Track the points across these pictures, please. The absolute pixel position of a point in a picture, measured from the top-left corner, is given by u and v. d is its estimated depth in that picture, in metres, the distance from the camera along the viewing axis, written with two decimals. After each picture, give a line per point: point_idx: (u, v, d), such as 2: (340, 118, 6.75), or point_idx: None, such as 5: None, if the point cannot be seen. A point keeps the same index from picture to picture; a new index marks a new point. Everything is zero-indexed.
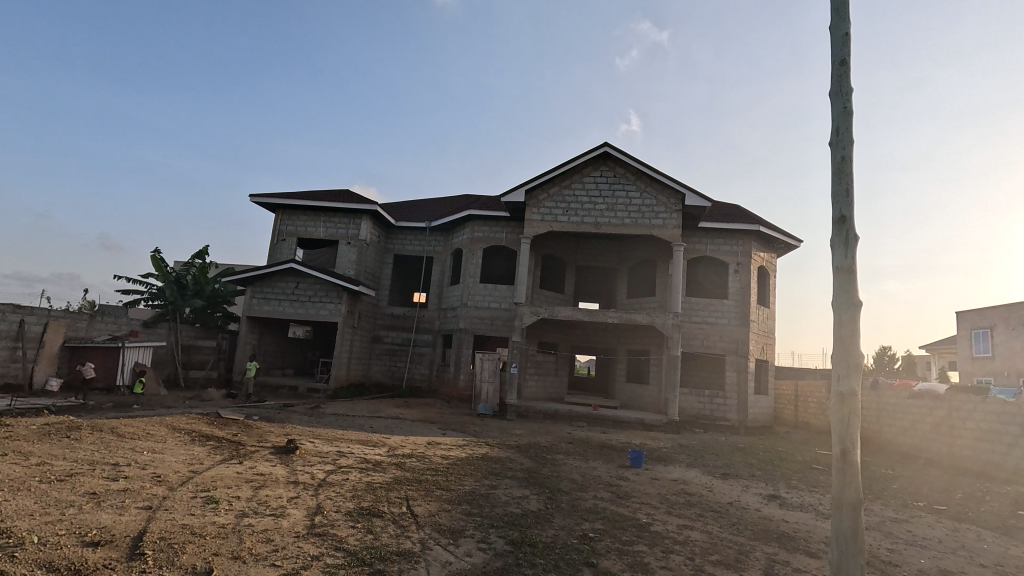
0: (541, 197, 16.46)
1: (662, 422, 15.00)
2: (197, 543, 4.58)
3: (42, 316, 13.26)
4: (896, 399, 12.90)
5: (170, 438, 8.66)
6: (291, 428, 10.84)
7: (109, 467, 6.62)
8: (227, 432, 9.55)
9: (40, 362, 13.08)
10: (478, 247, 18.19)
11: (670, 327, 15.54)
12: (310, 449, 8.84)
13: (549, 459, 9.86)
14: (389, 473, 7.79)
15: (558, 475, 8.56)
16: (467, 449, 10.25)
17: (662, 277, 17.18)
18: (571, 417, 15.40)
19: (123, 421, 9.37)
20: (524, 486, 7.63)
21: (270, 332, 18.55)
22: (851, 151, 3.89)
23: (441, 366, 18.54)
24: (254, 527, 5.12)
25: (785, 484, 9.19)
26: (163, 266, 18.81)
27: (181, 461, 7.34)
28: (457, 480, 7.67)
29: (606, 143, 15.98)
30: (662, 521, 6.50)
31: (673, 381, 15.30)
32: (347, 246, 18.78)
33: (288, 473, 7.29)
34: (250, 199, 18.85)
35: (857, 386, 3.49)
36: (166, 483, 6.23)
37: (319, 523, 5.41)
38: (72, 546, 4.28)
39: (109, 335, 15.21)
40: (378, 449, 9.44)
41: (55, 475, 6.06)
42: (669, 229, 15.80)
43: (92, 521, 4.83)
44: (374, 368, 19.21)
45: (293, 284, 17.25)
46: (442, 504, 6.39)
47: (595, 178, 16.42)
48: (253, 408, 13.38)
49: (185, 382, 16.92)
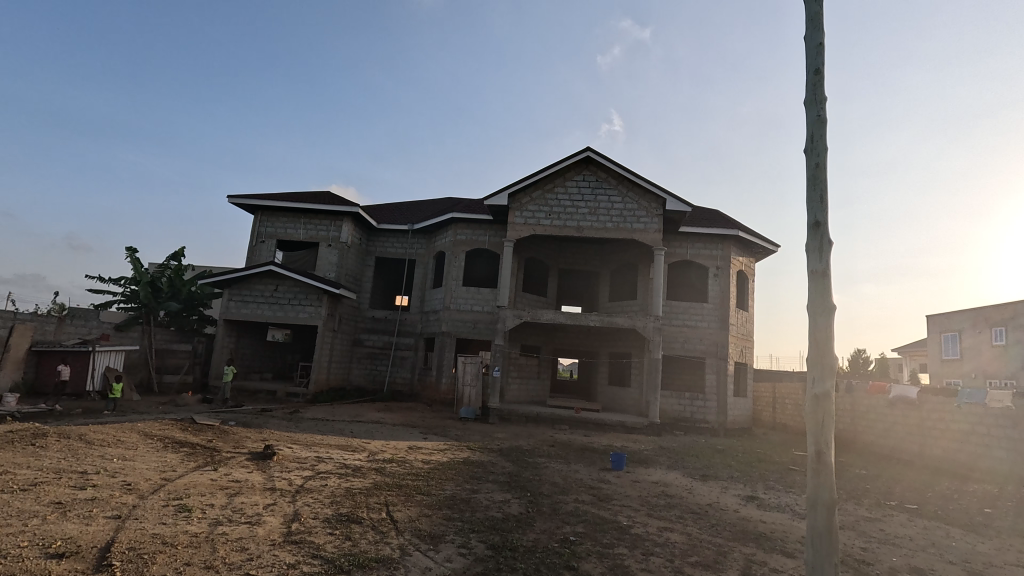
0: (524, 200, 16.48)
1: (644, 425, 15.11)
2: (168, 553, 4.46)
3: (7, 319, 12.84)
4: (870, 401, 13.23)
5: (142, 444, 8.42)
6: (269, 433, 10.61)
7: (77, 475, 6.40)
8: (202, 438, 9.32)
9: (4, 367, 12.60)
10: (461, 250, 18.15)
11: (651, 330, 15.65)
12: (287, 455, 8.68)
13: (532, 462, 9.84)
14: (369, 478, 7.69)
15: (540, 478, 8.56)
16: (449, 452, 10.20)
17: (643, 280, 17.35)
18: (554, 420, 15.41)
19: (92, 428, 9.08)
20: (505, 490, 7.60)
21: (248, 336, 18.20)
22: (825, 158, 3.99)
23: (423, 369, 18.44)
24: (228, 536, 5.00)
25: (762, 485, 9.34)
26: (137, 267, 18.30)
27: (153, 469, 7.13)
28: (438, 485, 7.60)
29: (589, 147, 16.12)
30: (643, 523, 6.54)
31: (654, 384, 15.40)
32: (328, 248, 18.58)
33: (265, 479, 7.14)
34: (228, 199, 18.53)
35: (831, 387, 3.57)
36: (136, 491, 6.05)
37: (296, 530, 5.31)
38: (34, 558, 4.12)
39: (78, 339, 14.79)
40: (357, 454, 9.31)
41: (18, 484, 5.84)
42: (650, 233, 15.97)
43: (58, 531, 4.67)
44: (354, 371, 18.97)
45: (272, 286, 16.96)
46: (422, 509, 6.33)
47: (577, 182, 16.53)
48: (230, 413, 13.11)
49: (160, 387, 16.53)
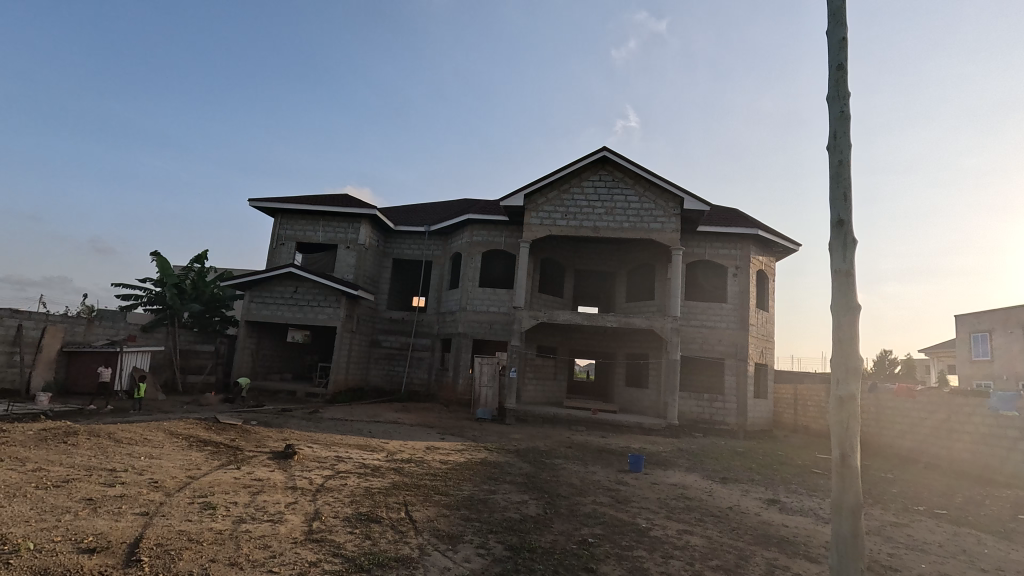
0: (540, 201, 16.46)
1: (661, 426, 14.99)
2: (194, 549, 4.56)
3: (40, 321, 13.27)
4: (896, 403, 12.91)
5: (168, 443, 8.62)
6: (290, 433, 10.75)
7: (107, 472, 6.61)
8: (225, 437, 9.50)
9: (37, 368, 13.11)
10: (477, 251, 18.21)
11: (669, 331, 15.50)
12: (308, 454, 8.81)
13: (549, 463, 9.82)
14: (388, 478, 7.76)
15: (558, 480, 8.55)
16: (466, 453, 10.24)
17: (660, 280, 17.18)
18: (570, 421, 15.37)
19: (121, 426, 9.32)
20: (523, 491, 7.60)
21: (269, 336, 18.51)
22: (848, 155, 3.91)
23: (440, 370, 18.53)
24: (252, 533, 5.10)
25: (785, 488, 9.18)
26: (163, 270, 18.75)
27: (179, 466, 7.31)
28: (456, 485, 7.64)
29: (605, 146, 16.03)
30: (662, 526, 6.48)
31: (673, 385, 15.25)
32: (346, 250, 18.81)
33: (287, 478, 7.26)
34: (249, 203, 18.91)
35: (857, 390, 3.50)
36: (163, 488, 6.21)
37: (317, 528, 5.39)
38: (68, 553, 4.26)
39: (107, 340, 15.22)
40: (376, 454, 9.40)
41: (52, 481, 6.03)
42: (668, 233, 15.82)
43: (89, 527, 4.81)
44: (372, 372, 19.16)
45: (292, 288, 17.22)
46: (440, 509, 6.37)
47: (593, 182, 16.46)
48: (252, 413, 13.34)
49: (184, 387, 16.91)
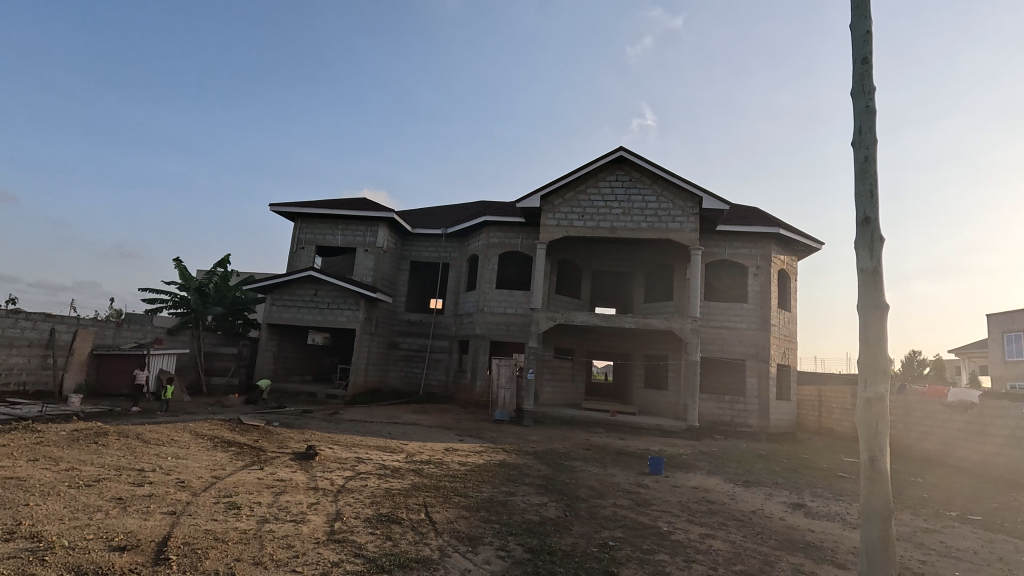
0: (556, 202, 16.43)
1: (681, 428, 14.80)
2: (220, 548, 4.64)
3: (72, 324, 13.67)
4: (925, 404, 12.54)
5: (194, 444, 8.81)
6: (311, 434, 10.91)
7: (135, 472, 6.77)
8: (249, 438, 9.67)
9: (69, 370, 13.51)
10: (494, 253, 18.25)
11: (688, 332, 15.30)
12: (329, 455, 8.92)
13: (568, 465, 9.78)
14: (408, 479, 7.81)
15: (577, 482, 8.50)
16: (485, 455, 10.25)
17: (679, 280, 16.99)
18: (589, 423, 15.29)
19: (149, 427, 9.56)
20: (542, 493, 7.57)
21: (290, 339, 18.80)
22: (875, 151, 3.82)
23: (458, 372, 18.59)
24: (275, 533, 5.17)
25: (810, 492, 8.98)
26: (187, 274, 19.20)
27: (205, 467, 7.46)
28: (475, 487, 7.66)
29: (621, 147, 15.93)
30: (684, 529, 6.40)
31: (693, 387, 15.05)
32: (364, 253, 19.01)
33: (309, 479, 7.35)
34: (270, 207, 19.25)
35: (885, 391, 3.42)
36: (189, 488, 6.34)
37: (339, 529, 5.44)
38: (100, 551, 4.37)
39: (134, 342, 15.62)
40: (396, 456, 9.47)
41: (83, 480, 6.20)
42: (686, 232, 15.65)
43: (119, 525, 4.93)
44: (390, 374, 19.32)
45: (312, 291, 17.47)
46: (460, 511, 6.38)
47: (610, 183, 16.37)
48: (273, 414, 13.57)
49: (208, 388, 17.30)
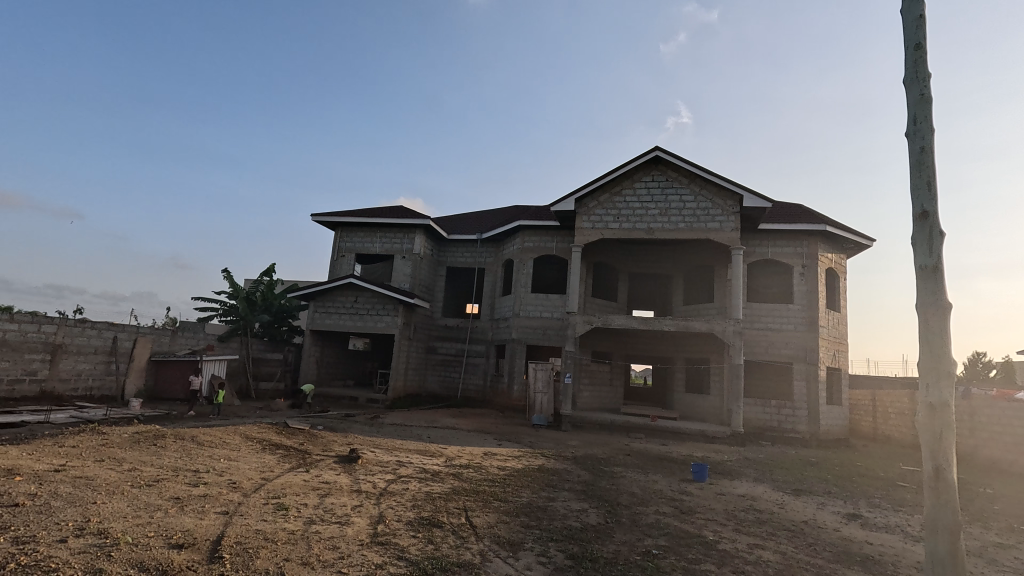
0: (591, 205, 16.30)
1: (725, 434, 14.34)
2: (270, 548, 4.79)
3: (133, 332, 14.53)
4: (994, 410, 11.71)
5: (244, 446, 9.17)
6: (354, 438, 11.16)
7: (191, 473, 7.10)
8: (295, 441, 9.99)
9: (130, 376, 14.38)
10: (529, 257, 18.25)
11: (731, 334, 14.85)
12: (371, 458, 9.10)
13: (608, 471, 9.63)
14: (448, 483, 7.87)
15: (617, 488, 8.36)
16: (524, 460, 10.22)
17: (719, 281, 16.53)
18: (628, 428, 15.02)
19: (203, 430, 10.01)
20: (582, 499, 7.48)
21: (332, 345, 19.34)
22: (932, 141, 3.60)
23: (495, 376, 18.64)
24: (321, 534, 5.31)
25: (866, 502, 8.52)
26: (236, 284, 20.05)
27: (254, 468, 7.75)
28: (514, 491, 7.63)
29: (657, 146, 15.65)
30: (731, 539, 6.18)
31: (737, 391, 14.57)
32: (402, 260, 19.37)
33: (352, 481, 7.52)
34: (312, 218, 19.91)
35: (950, 396, 3.21)
36: (241, 489, 6.59)
37: (382, 531, 5.53)
38: (160, 548, 4.60)
39: (189, 349, 16.43)
40: (435, 460, 9.57)
41: (145, 480, 6.55)
42: (727, 232, 15.21)
43: (178, 524, 5.18)
44: (428, 379, 19.58)
45: (353, 297, 17.94)
46: (500, 516, 6.37)
47: (646, 183, 16.11)
48: (318, 418, 13.97)
49: (256, 393, 18.00)
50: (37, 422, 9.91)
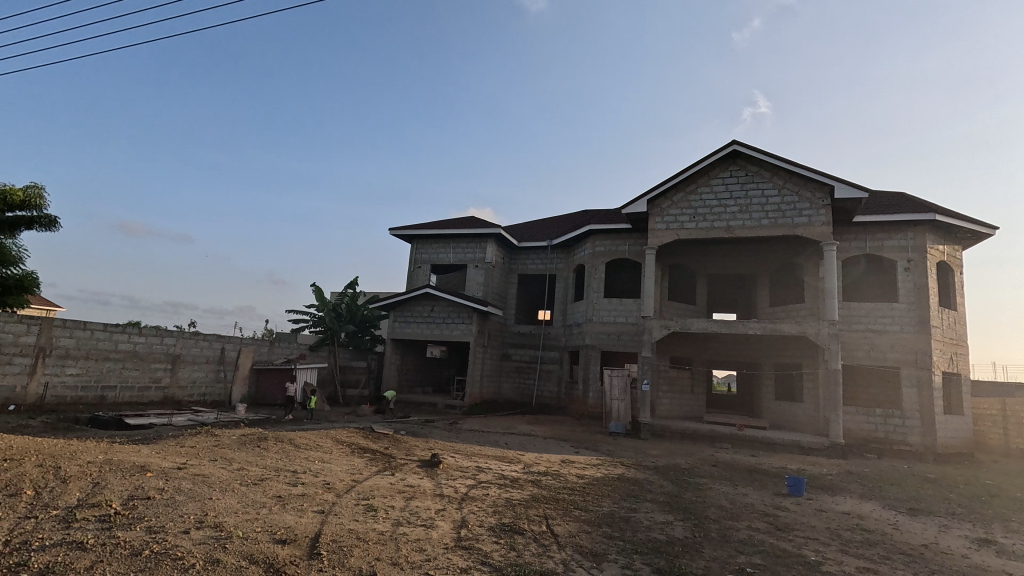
0: (665, 205, 15.78)
1: (823, 446, 13.21)
2: (362, 547, 5.04)
3: (238, 343, 15.98)
4: None
5: (335, 449, 9.76)
6: (434, 443, 11.52)
7: (291, 473, 7.66)
8: (380, 445, 10.47)
9: (236, 383, 15.82)
10: (601, 261, 17.97)
11: (825, 337, 13.70)
12: (452, 463, 9.32)
13: (693, 483, 9.19)
14: (527, 490, 7.88)
15: (704, 501, 7.95)
16: (603, 468, 10.01)
17: (809, 280, 15.34)
18: (712, 438, 14.28)
19: (299, 433, 10.77)
20: (667, 511, 7.19)
21: (411, 353, 20.13)
22: None
23: (570, 383, 18.47)
24: (408, 536, 5.50)
25: (1000, 526, 7.48)
26: (323, 297, 21.45)
27: (345, 471, 8.22)
28: (595, 501, 7.48)
29: (734, 140, 14.88)
30: (836, 560, 5.66)
31: (835, 399, 13.40)
32: (475, 269, 19.81)
33: (435, 486, 7.73)
34: (390, 232, 20.91)
35: None
36: (334, 490, 7.01)
37: (465, 536, 5.63)
38: (267, 542, 4.98)
39: (285, 358, 17.79)
40: (514, 466, 9.63)
41: (251, 479, 7.15)
42: (817, 226, 14.12)
43: (281, 521, 5.59)
44: (504, 386, 19.80)
45: (429, 307, 18.58)
46: (581, 525, 6.28)
47: (723, 180, 15.35)
48: (400, 423, 14.57)
49: (344, 399, 19.10)
50: (162, 424, 11.15)
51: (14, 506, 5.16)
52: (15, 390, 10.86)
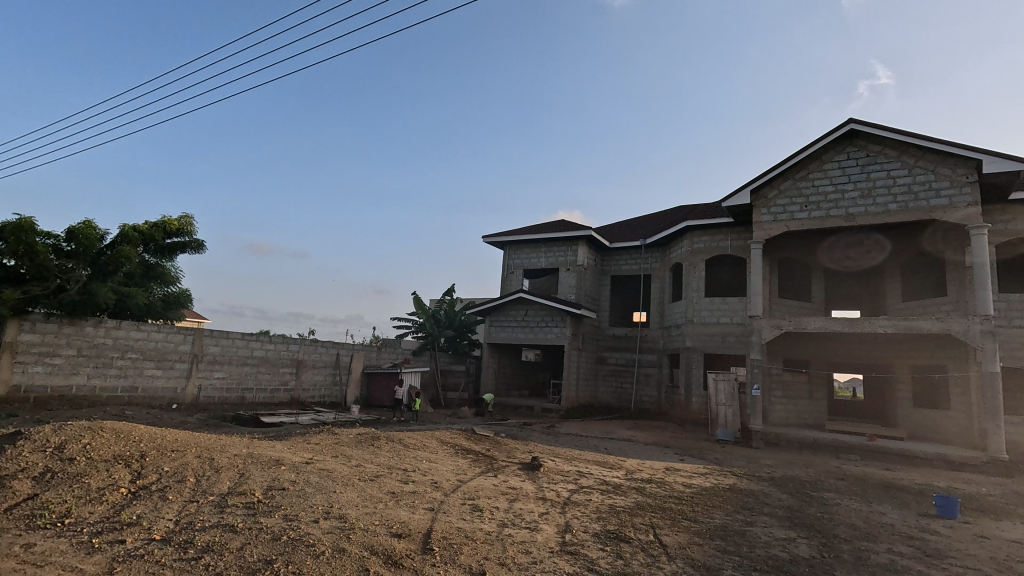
0: (771, 195, 14.62)
1: (980, 461, 11.39)
2: (471, 546, 5.20)
3: (350, 349, 17.33)
4: None
5: (441, 449, 10.22)
6: (534, 446, 11.64)
7: (402, 471, 8.14)
8: (482, 447, 10.79)
9: (349, 386, 17.17)
10: (700, 259, 17.07)
11: (978, 335, 11.83)
12: (552, 467, 9.35)
13: (817, 497, 8.37)
14: (631, 497, 7.67)
15: (832, 518, 7.20)
16: (711, 477, 9.46)
17: (953, 270, 13.36)
18: (837, 449, 12.91)
19: (407, 433, 11.42)
20: (788, 527, 6.61)
21: (507, 357, 20.52)
22: None
23: (670, 387, 17.70)
24: (514, 537, 5.58)
25: None
26: (423, 304, 22.60)
27: (451, 470, 8.56)
28: (705, 512, 7.09)
29: (851, 118, 13.42)
30: None
31: (993, 407, 11.51)
32: (567, 272, 19.75)
33: (537, 489, 7.79)
34: (483, 239, 21.53)
35: None
36: (441, 489, 7.33)
37: (570, 541, 5.60)
38: (384, 535, 5.33)
39: (391, 362, 18.99)
40: (615, 472, 9.43)
41: (368, 475, 7.70)
42: (960, 208, 12.28)
43: (396, 516, 5.96)
44: (600, 389, 19.48)
45: (523, 311, 18.83)
46: (692, 537, 5.97)
47: (839, 163, 13.90)
48: (499, 426, 14.89)
49: (445, 401, 19.95)
50: (291, 423, 12.40)
51: (181, 490, 6.03)
52: (177, 391, 12.70)
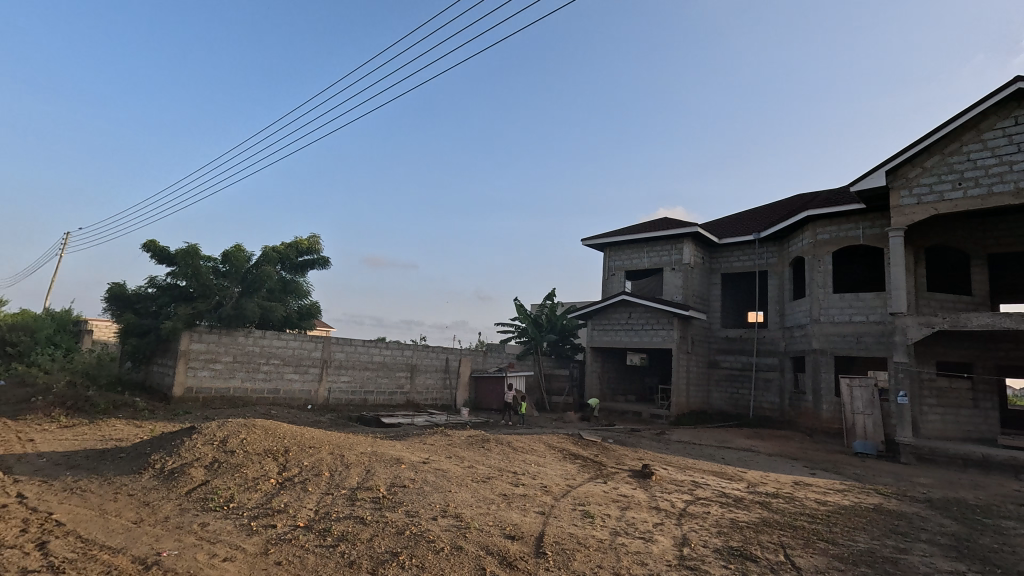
0: (912, 174, 12.78)
1: None
2: (584, 553, 5.15)
3: (458, 354, 18.12)
4: None
5: (549, 453, 10.28)
6: (644, 453, 11.26)
7: (512, 474, 8.30)
8: (590, 452, 10.67)
9: (459, 389, 17.95)
10: (826, 251, 15.41)
11: None
12: (665, 476, 8.97)
13: (990, 525, 7.11)
14: (755, 512, 7.10)
15: (1013, 551, 6.07)
16: (851, 495, 8.45)
17: None
18: (1015, 468, 10.87)
19: (515, 437, 11.65)
20: (954, 559, 5.68)
21: (611, 361, 20.10)
22: None
23: (795, 394, 16.14)
24: (628, 547, 5.43)
25: None
26: (525, 309, 22.94)
27: (560, 475, 8.56)
28: (846, 534, 6.33)
29: (1017, 76, 11.31)
30: None
31: None
32: (672, 272, 18.90)
33: (649, 498, 7.51)
34: (583, 242, 21.35)
35: None
36: (551, 493, 7.36)
37: (689, 555, 5.31)
38: (499, 536, 5.46)
39: (497, 366, 19.53)
40: (735, 484, 8.79)
41: (480, 476, 7.97)
42: None
43: (508, 518, 6.09)
44: (714, 395, 18.33)
45: (627, 314, 18.34)
46: (830, 561, 5.37)
47: (1003, 130, 11.77)
48: (607, 431, 14.62)
49: (550, 406, 20.04)
50: (408, 424, 13.25)
51: (318, 483, 6.70)
52: (311, 393, 14.17)
